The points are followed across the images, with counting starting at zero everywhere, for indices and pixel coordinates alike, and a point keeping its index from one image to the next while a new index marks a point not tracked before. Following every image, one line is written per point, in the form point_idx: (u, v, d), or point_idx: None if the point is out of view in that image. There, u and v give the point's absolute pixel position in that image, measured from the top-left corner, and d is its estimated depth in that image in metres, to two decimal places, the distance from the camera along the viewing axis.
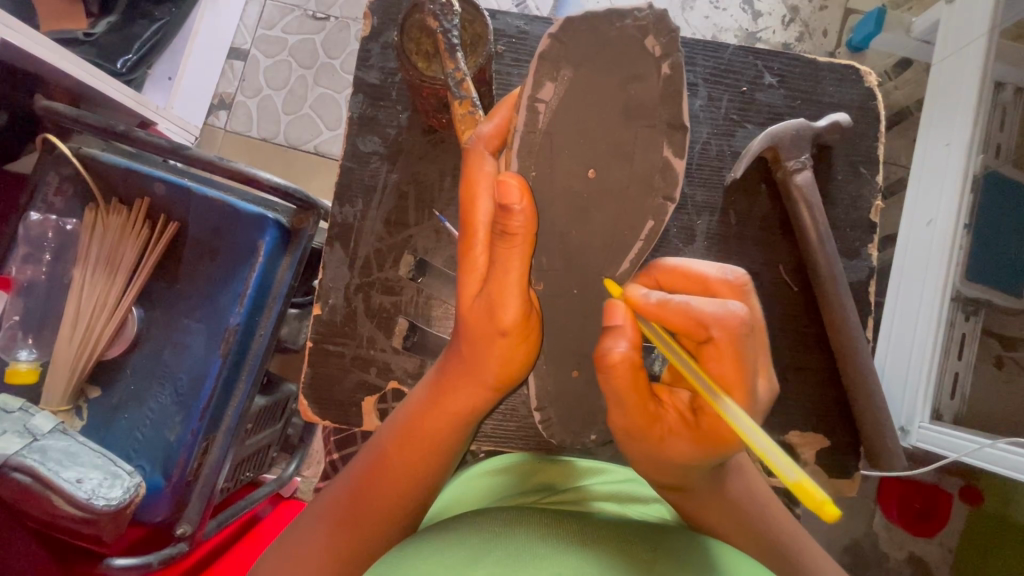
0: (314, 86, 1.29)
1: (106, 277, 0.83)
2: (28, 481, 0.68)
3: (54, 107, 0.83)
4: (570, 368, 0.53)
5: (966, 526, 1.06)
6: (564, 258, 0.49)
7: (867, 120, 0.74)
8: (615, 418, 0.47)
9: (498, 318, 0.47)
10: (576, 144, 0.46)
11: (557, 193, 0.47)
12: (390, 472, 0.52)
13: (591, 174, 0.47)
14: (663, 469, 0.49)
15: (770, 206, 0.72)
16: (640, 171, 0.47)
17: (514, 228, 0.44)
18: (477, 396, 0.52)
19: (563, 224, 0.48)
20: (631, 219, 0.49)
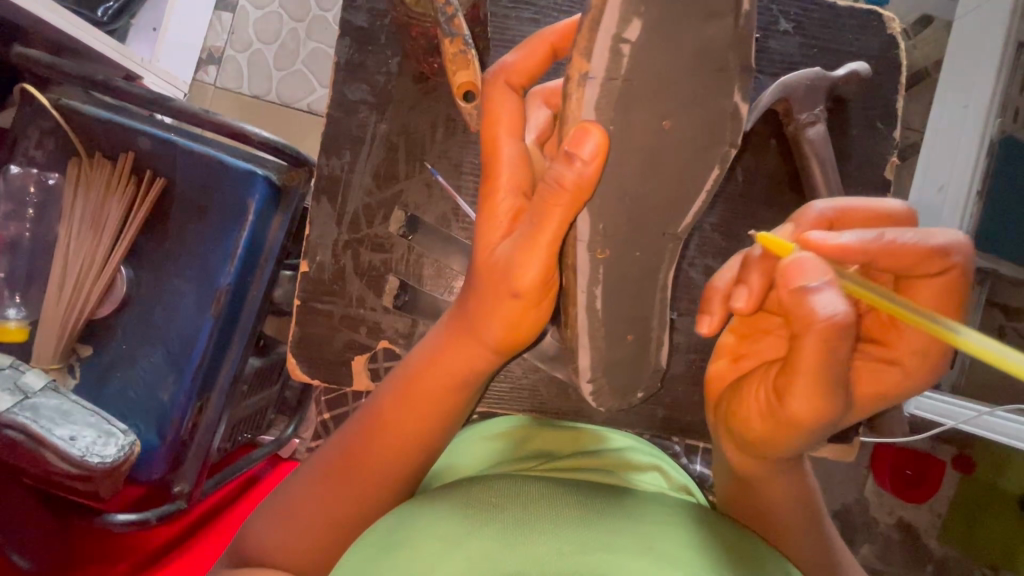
0: (306, 40, 1.24)
1: (92, 235, 0.80)
2: (21, 437, 0.66)
3: (29, 55, 0.79)
4: (626, 334, 0.52)
5: (956, 493, 1.08)
6: (628, 219, 0.45)
7: (887, 71, 0.70)
8: (799, 392, 0.40)
9: (519, 271, 0.45)
10: (654, 90, 0.41)
11: (630, 148, 0.43)
12: (393, 432, 0.50)
13: (665, 126, 0.42)
14: (819, 440, 0.45)
15: (780, 162, 0.69)
16: (710, 121, 0.43)
17: (578, 181, 0.40)
18: (489, 354, 0.50)
19: (631, 183, 0.44)
20: (696, 173, 0.44)
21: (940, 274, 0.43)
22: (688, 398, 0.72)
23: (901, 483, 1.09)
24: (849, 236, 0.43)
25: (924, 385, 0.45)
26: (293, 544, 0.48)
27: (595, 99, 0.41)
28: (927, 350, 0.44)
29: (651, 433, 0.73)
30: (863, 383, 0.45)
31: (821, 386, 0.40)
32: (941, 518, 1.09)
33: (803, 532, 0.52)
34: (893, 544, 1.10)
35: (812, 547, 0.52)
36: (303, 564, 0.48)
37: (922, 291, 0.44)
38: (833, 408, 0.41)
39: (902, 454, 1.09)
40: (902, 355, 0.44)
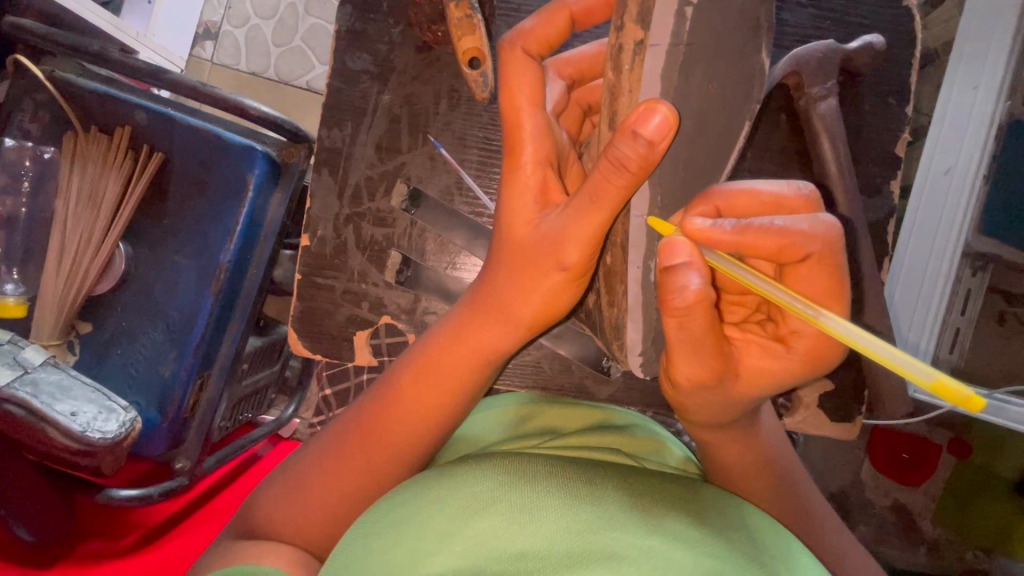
0: (304, 16, 1.21)
1: (88, 211, 0.79)
2: (22, 413, 0.66)
3: (21, 24, 0.77)
4: None
5: (951, 476, 1.09)
6: (680, 185, 0.45)
7: (901, 44, 0.69)
8: (682, 365, 0.44)
9: (564, 250, 0.45)
10: (708, 52, 0.42)
11: (688, 111, 0.43)
12: (413, 412, 0.50)
13: (711, 87, 0.43)
14: (726, 408, 0.49)
15: (790, 137, 0.68)
16: (742, 75, 0.43)
17: (650, 159, 0.39)
18: (521, 333, 0.49)
19: (688, 149, 0.44)
20: (735, 133, 0.45)
21: (809, 258, 0.42)
22: None
23: (897, 466, 1.09)
24: (720, 223, 0.42)
25: (814, 371, 0.45)
26: (314, 519, 0.48)
27: (655, 63, 0.41)
28: (811, 335, 0.44)
29: (654, 412, 0.73)
30: (756, 366, 0.46)
31: (686, 354, 0.43)
32: (936, 501, 1.10)
33: (774, 490, 0.54)
34: (889, 525, 1.11)
35: (780, 505, 0.54)
36: (320, 537, 0.48)
37: (798, 278, 0.44)
38: (703, 373, 0.44)
39: (902, 437, 1.09)
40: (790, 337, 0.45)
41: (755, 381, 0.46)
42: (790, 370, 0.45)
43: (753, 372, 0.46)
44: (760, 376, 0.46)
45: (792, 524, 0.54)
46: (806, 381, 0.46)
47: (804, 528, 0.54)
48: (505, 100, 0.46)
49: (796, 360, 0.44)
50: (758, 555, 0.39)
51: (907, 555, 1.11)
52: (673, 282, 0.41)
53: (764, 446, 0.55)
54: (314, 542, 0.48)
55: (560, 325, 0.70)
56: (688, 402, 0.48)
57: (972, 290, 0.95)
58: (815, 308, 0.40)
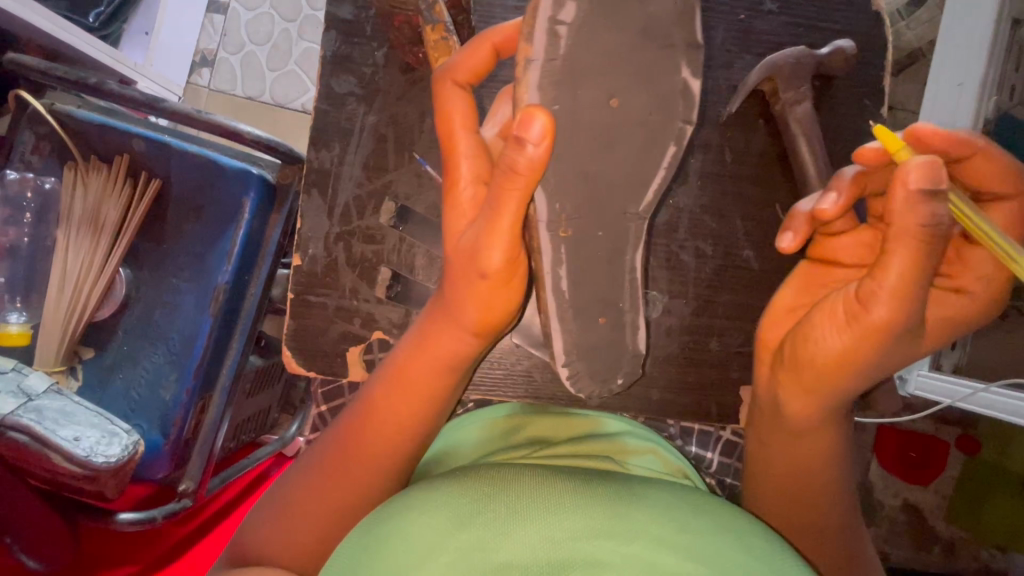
0: (298, 40, 1.24)
1: (90, 238, 0.81)
2: (25, 439, 0.67)
3: (22, 60, 0.79)
4: (596, 315, 0.53)
5: (961, 473, 1.08)
6: (588, 198, 0.48)
7: (874, 48, 0.70)
8: (882, 308, 0.43)
9: (482, 256, 0.46)
10: (600, 69, 0.45)
11: (584, 126, 0.46)
12: (381, 424, 0.51)
13: (615, 103, 0.45)
14: (892, 365, 0.48)
15: (769, 140, 0.69)
16: (660, 94, 0.46)
17: (529, 162, 0.42)
18: (474, 343, 0.51)
19: (590, 161, 0.47)
20: (653, 149, 0.48)
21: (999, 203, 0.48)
22: (684, 380, 0.71)
23: (905, 464, 1.09)
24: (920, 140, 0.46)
25: (980, 318, 0.49)
26: (293, 543, 0.48)
27: (539, 82, 0.44)
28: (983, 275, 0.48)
29: (646, 417, 0.72)
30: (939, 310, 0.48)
31: (905, 290, 0.43)
32: (948, 498, 1.09)
33: (828, 493, 0.55)
34: (900, 526, 1.10)
35: (841, 492, 0.56)
36: (301, 560, 0.48)
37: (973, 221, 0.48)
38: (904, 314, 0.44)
39: (906, 434, 1.09)
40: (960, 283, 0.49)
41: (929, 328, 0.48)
42: (972, 311, 0.48)
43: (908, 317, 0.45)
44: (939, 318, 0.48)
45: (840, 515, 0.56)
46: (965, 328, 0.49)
47: (836, 530, 0.56)
48: (440, 126, 0.50)
49: (969, 301, 0.48)
50: (740, 553, 0.40)
51: (919, 556, 1.10)
52: (928, 178, 0.41)
53: (844, 448, 0.56)
54: (297, 565, 0.48)
55: None
56: (831, 348, 0.47)
57: None
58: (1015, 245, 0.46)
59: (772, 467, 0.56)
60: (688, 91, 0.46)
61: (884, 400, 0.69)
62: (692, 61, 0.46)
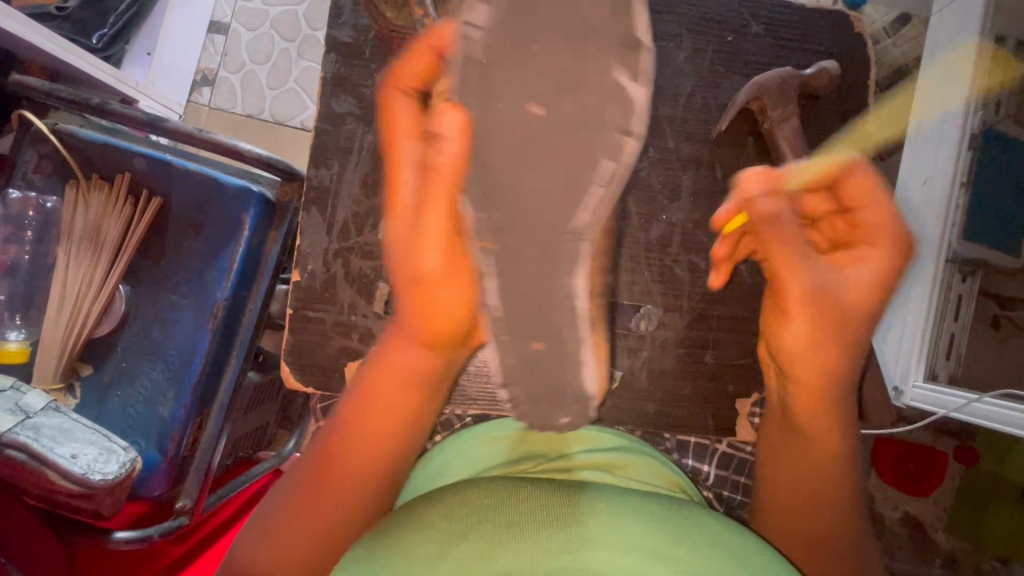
0: (297, 60, 1.25)
1: (90, 255, 0.82)
2: (23, 458, 0.68)
3: (27, 82, 0.80)
4: (532, 340, 0.47)
5: (959, 484, 1.07)
6: (514, 213, 0.42)
7: (857, 67, 0.72)
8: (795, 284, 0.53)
9: (417, 259, 0.48)
10: (519, 71, 0.40)
11: (504, 135, 0.41)
12: (354, 436, 0.52)
13: (537, 108, 0.40)
14: (844, 336, 0.54)
15: (758, 157, 0.71)
16: (589, 101, 0.40)
17: (442, 159, 0.42)
18: (428, 357, 0.52)
19: (512, 172, 0.41)
20: (592, 162, 0.41)
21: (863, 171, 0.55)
22: (679, 393, 0.71)
23: (903, 476, 1.09)
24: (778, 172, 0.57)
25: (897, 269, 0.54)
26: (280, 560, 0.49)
27: (454, 79, 0.41)
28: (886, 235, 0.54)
29: (643, 431, 0.72)
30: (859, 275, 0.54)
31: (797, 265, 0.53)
32: (946, 511, 1.08)
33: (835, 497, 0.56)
34: (900, 538, 1.10)
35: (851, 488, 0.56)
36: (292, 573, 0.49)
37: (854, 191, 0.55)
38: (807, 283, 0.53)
39: (905, 446, 1.10)
40: (868, 236, 0.54)
41: (859, 292, 0.53)
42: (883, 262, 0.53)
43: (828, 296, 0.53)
44: (865, 281, 0.54)
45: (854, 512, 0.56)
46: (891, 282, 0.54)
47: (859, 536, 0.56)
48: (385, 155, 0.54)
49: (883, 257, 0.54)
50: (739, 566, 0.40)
51: (920, 568, 1.10)
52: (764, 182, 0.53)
53: (848, 433, 0.57)
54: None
55: None
56: (791, 335, 0.55)
57: (965, 295, 0.94)
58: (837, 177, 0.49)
59: (781, 471, 0.59)
60: (632, 97, 0.41)
61: (874, 408, 0.70)
62: (631, 62, 0.40)
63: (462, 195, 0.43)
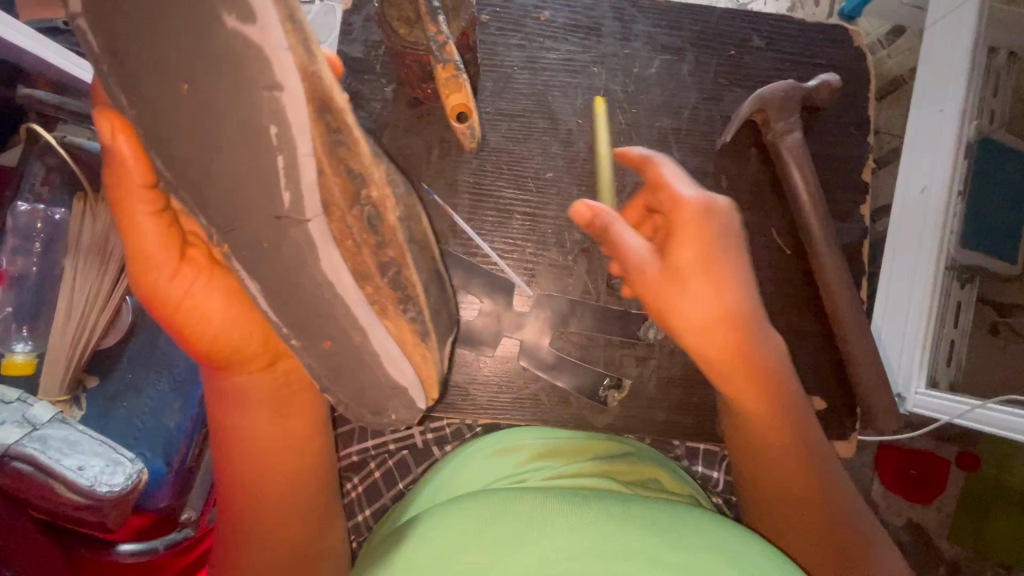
0: None
1: (97, 267, 0.82)
2: (29, 469, 0.67)
3: (38, 97, 0.83)
4: (320, 339, 0.45)
5: (962, 490, 1.08)
6: (220, 208, 0.39)
7: (857, 80, 0.73)
8: (636, 270, 0.57)
9: (152, 278, 0.46)
10: (132, 60, 0.35)
11: (167, 129, 0.37)
12: (228, 464, 0.53)
13: (183, 88, 0.36)
14: (729, 306, 0.56)
15: (761, 168, 0.72)
16: (232, 62, 0.36)
17: (122, 164, 0.42)
18: (243, 376, 0.51)
19: (216, 166, 0.38)
20: (251, 129, 0.37)
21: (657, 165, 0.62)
22: (687, 401, 0.72)
23: (905, 482, 1.09)
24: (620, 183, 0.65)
25: (717, 235, 0.57)
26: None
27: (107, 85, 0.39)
28: (685, 208, 0.58)
29: (653, 439, 0.72)
30: (687, 243, 0.56)
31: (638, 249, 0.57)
32: (950, 516, 1.10)
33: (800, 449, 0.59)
34: (908, 547, 1.10)
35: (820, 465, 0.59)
36: None
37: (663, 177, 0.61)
38: (651, 265, 0.57)
39: (907, 453, 1.09)
40: (678, 212, 0.58)
41: (689, 261, 0.56)
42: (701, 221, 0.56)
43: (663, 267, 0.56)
44: (698, 250, 0.56)
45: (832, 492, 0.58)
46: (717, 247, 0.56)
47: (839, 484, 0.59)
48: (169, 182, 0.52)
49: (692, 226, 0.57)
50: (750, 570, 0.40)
51: None
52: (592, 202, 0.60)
53: (781, 396, 0.59)
54: None
55: (554, 357, 0.71)
56: (685, 320, 0.56)
57: (962, 302, 0.96)
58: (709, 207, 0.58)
59: (754, 457, 0.61)
60: (250, 46, 0.36)
61: (882, 415, 0.69)
62: (240, 6, 0.35)
63: (168, 189, 0.41)
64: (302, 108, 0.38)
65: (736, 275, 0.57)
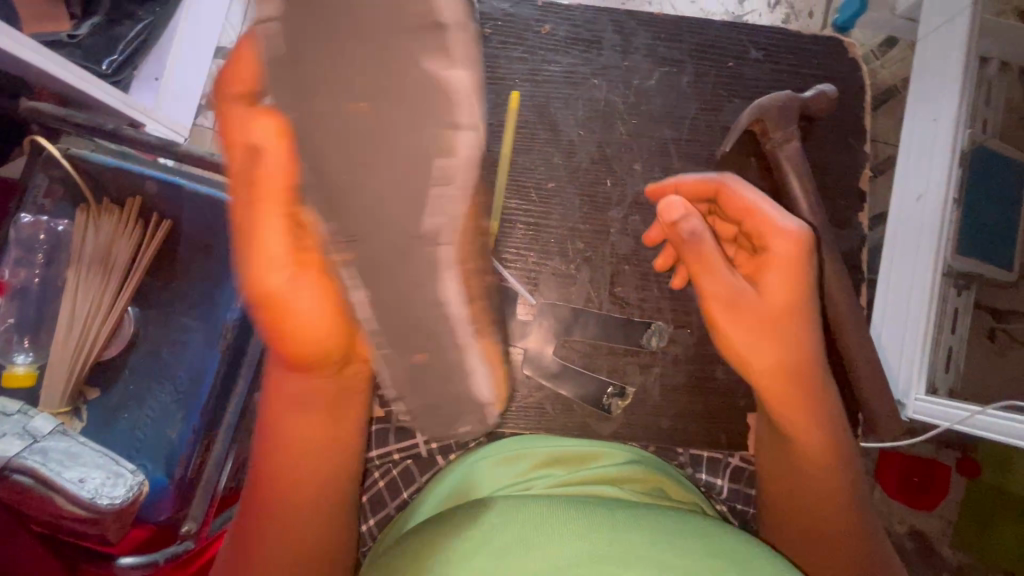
0: None
1: (100, 278, 0.82)
2: (29, 482, 0.67)
3: (40, 106, 0.82)
4: (413, 351, 0.44)
5: (963, 497, 1.09)
6: (369, 222, 0.38)
7: (853, 90, 0.75)
8: (709, 289, 0.57)
9: (260, 274, 0.44)
10: (325, 68, 0.35)
11: (328, 140, 0.37)
12: (279, 472, 0.53)
13: (360, 105, 0.36)
14: (804, 340, 0.57)
15: (762, 178, 0.72)
16: (423, 90, 0.36)
17: (265, 164, 0.39)
18: (310, 377, 0.50)
19: (382, 182, 0.37)
20: (421, 160, 0.37)
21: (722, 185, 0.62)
22: (690, 408, 0.72)
23: (907, 489, 1.09)
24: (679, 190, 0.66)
25: (806, 271, 0.57)
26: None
27: (259, 82, 0.38)
28: (786, 237, 0.57)
29: (656, 447, 0.72)
30: (774, 272, 0.57)
31: (708, 271, 0.57)
32: (952, 523, 1.10)
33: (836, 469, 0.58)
34: (910, 554, 1.10)
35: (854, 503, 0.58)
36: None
37: (729, 196, 0.61)
38: (723, 288, 0.57)
39: (908, 461, 1.09)
40: (764, 239, 0.58)
41: (776, 292, 0.56)
42: (791, 246, 0.56)
43: (741, 303, 0.56)
44: (784, 280, 0.56)
45: (865, 533, 0.58)
46: (803, 280, 0.57)
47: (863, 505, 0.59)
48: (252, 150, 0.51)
49: (777, 255, 0.57)
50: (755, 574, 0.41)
51: None
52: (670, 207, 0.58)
53: (835, 431, 0.59)
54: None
55: (557, 364, 0.72)
56: (754, 350, 0.56)
57: (960, 308, 0.97)
58: (783, 216, 0.58)
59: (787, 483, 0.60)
60: (445, 84, 0.36)
61: (884, 420, 0.70)
62: (444, 45, 0.36)
63: (303, 196, 0.39)
64: (472, 166, 0.38)
65: (812, 310, 0.57)
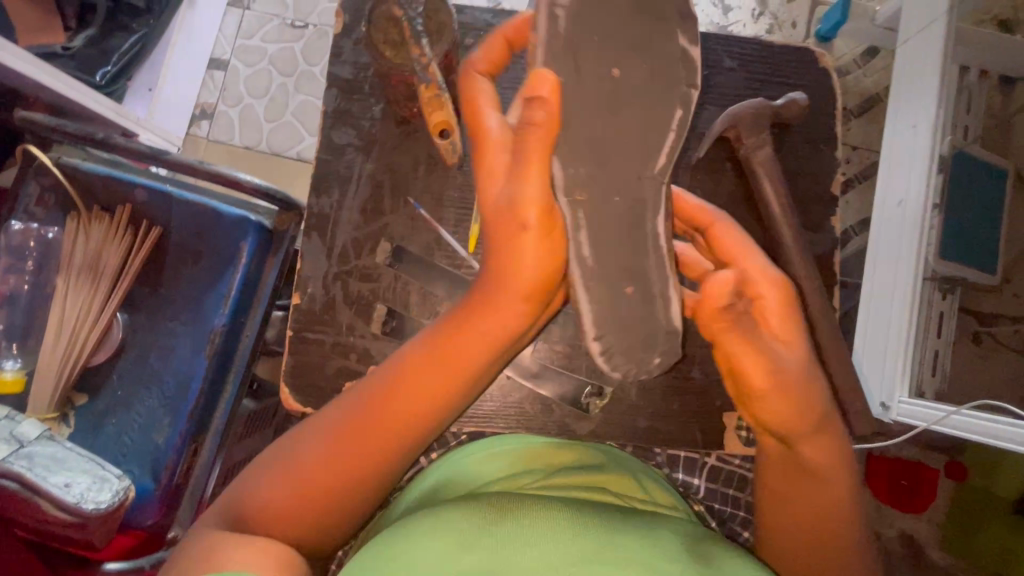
0: (294, 94, 1.28)
1: (89, 283, 0.83)
2: (15, 487, 0.68)
3: (32, 117, 0.82)
4: (622, 285, 0.48)
5: (951, 501, 1.09)
6: (598, 163, 0.46)
7: (825, 98, 0.77)
8: (750, 366, 0.50)
9: (522, 211, 0.46)
10: (597, 44, 0.45)
11: (585, 102, 0.45)
12: (400, 420, 0.49)
13: (614, 73, 0.45)
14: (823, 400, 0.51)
15: (735, 182, 0.74)
16: (660, 63, 0.46)
17: (542, 115, 0.44)
18: (526, 314, 0.50)
19: (602, 134, 0.46)
20: (666, 116, 0.46)
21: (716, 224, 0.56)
22: (670, 408, 0.73)
23: (896, 493, 1.09)
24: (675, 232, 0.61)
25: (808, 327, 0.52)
26: (283, 491, 0.47)
27: (543, 56, 0.45)
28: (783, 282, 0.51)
29: (636, 446, 0.73)
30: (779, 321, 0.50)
31: (748, 347, 0.51)
32: (939, 527, 1.10)
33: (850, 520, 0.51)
34: (898, 557, 1.10)
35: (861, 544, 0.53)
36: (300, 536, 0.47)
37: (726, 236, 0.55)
38: (763, 363, 0.50)
39: (896, 463, 1.10)
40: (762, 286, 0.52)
41: (795, 346, 0.50)
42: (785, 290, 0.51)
43: (785, 368, 0.50)
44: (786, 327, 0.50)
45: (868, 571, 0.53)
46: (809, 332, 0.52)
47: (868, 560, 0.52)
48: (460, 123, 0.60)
49: (777, 302, 0.50)
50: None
51: None
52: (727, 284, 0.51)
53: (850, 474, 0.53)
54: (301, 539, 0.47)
55: (538, 365, 0.72)
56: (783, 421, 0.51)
57: (944, 312, 0.98)
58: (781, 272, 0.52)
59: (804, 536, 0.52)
60: (695, 60, 0.46)
61: (858, 418, 0.71)
62: (693, 32, 0.46)
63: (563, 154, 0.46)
64: None
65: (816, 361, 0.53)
